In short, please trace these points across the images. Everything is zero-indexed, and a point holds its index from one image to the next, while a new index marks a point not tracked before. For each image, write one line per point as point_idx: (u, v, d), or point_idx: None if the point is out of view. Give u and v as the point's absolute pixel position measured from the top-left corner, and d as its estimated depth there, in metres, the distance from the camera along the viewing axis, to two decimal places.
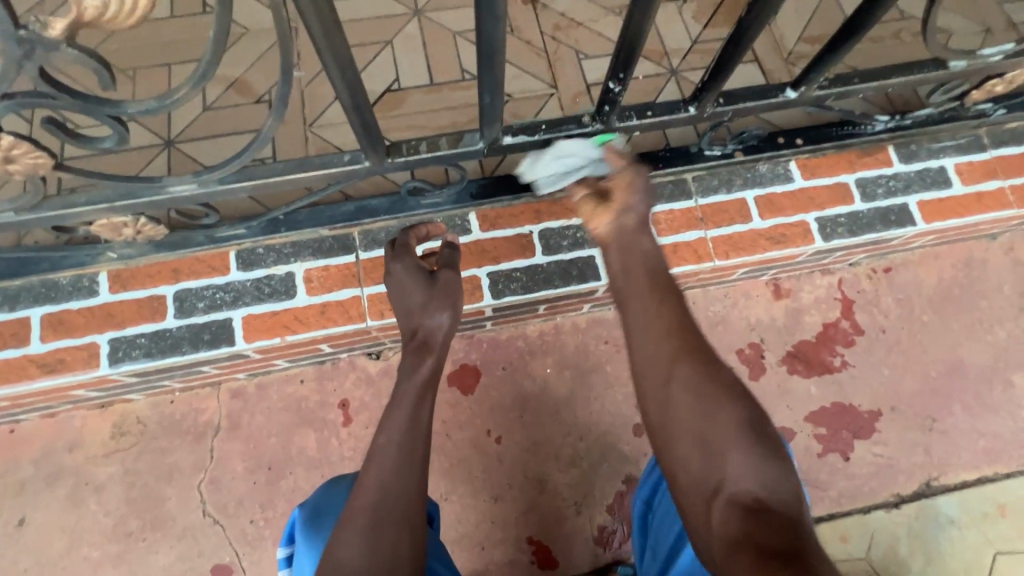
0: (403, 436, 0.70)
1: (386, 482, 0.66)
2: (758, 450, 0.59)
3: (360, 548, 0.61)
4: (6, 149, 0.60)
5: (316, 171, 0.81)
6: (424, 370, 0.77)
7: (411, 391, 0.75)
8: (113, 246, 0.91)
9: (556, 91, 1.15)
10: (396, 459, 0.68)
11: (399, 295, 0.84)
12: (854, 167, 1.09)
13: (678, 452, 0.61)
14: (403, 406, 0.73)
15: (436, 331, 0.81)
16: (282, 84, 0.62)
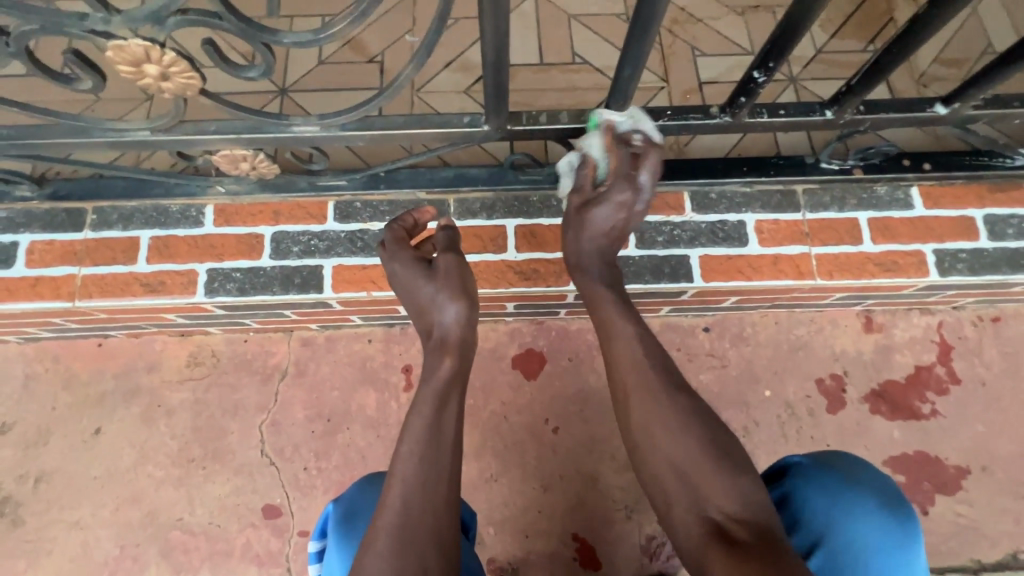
0: (423, 448, 0.67)
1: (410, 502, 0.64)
2: (745, 472, 0.64)
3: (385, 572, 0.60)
4: (166, 65, 0.62)
5: (434, 129, 0.81)
6: (439, 371, 0.74)
7: (434, 402, 0.71)
8: (223, 181, 0.95)
9: (666, 85, 1.12)
10: (418, 474, 0.66)
11: (408, 290, 0.81)
12: (983, 201, 1.00)
13: (659, 476, 0.67)
14: (425, 423, 0.69)
15: (448, 329, 0.76)
16: (433, 27, 0.62)
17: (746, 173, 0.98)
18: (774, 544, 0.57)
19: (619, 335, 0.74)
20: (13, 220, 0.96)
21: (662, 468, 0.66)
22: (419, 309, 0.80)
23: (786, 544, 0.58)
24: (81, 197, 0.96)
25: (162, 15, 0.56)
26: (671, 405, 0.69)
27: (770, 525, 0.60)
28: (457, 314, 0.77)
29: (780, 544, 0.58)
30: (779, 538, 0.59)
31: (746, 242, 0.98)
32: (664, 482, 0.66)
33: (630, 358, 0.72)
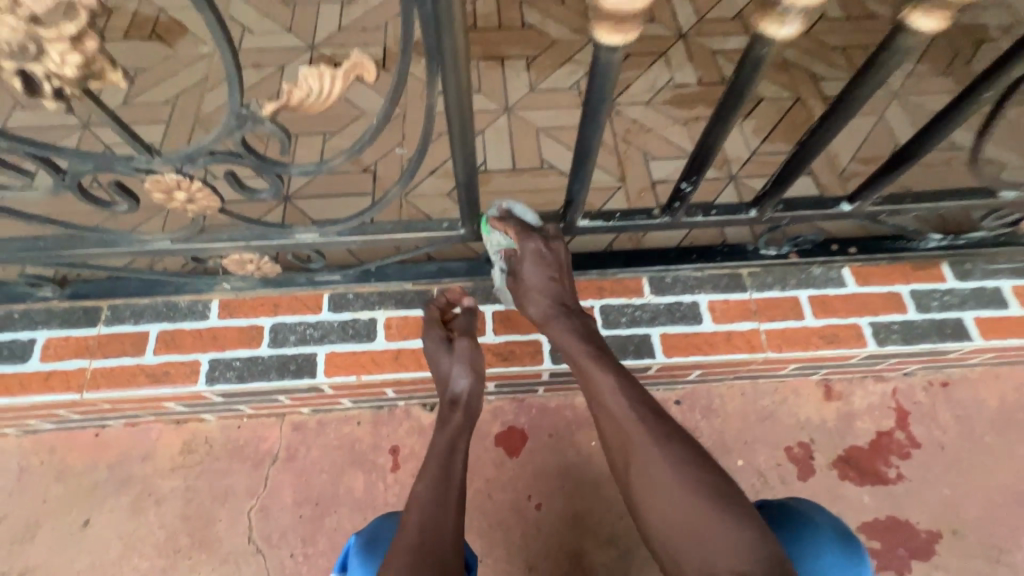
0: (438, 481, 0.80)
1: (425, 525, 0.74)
2: (753, 523, 0.68)
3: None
4: (192, 192, 0.75)
5: (418, 233, 0.94)
6: (450, 424, 0.89)
7: (446, 448, 0.86)
8: (229, 279, 1.06)
9: (623, 185, 1.28)
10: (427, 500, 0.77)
11: (439, 364, 0.97)
12: (908, 278, 1.13)
13: (671, 538, 0.71)
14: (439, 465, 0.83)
15: (460, 393, 0.91)
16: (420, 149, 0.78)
17: (695, 260, 1.11)
18: None
19: (603, 392, 0.83)
20: (34, 318, 1.06)
21: (668, 523, 0.71)
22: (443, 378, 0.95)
23: None
24: (98, 296, 1.06)
25: (195, 157, 0.70)
26: (662, 452, 0.75)
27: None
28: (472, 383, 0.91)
29: None
30: None
31: (701, 320, 1.09)
32: (672, 541, 0.71)
33: (617, 413, 0.80)
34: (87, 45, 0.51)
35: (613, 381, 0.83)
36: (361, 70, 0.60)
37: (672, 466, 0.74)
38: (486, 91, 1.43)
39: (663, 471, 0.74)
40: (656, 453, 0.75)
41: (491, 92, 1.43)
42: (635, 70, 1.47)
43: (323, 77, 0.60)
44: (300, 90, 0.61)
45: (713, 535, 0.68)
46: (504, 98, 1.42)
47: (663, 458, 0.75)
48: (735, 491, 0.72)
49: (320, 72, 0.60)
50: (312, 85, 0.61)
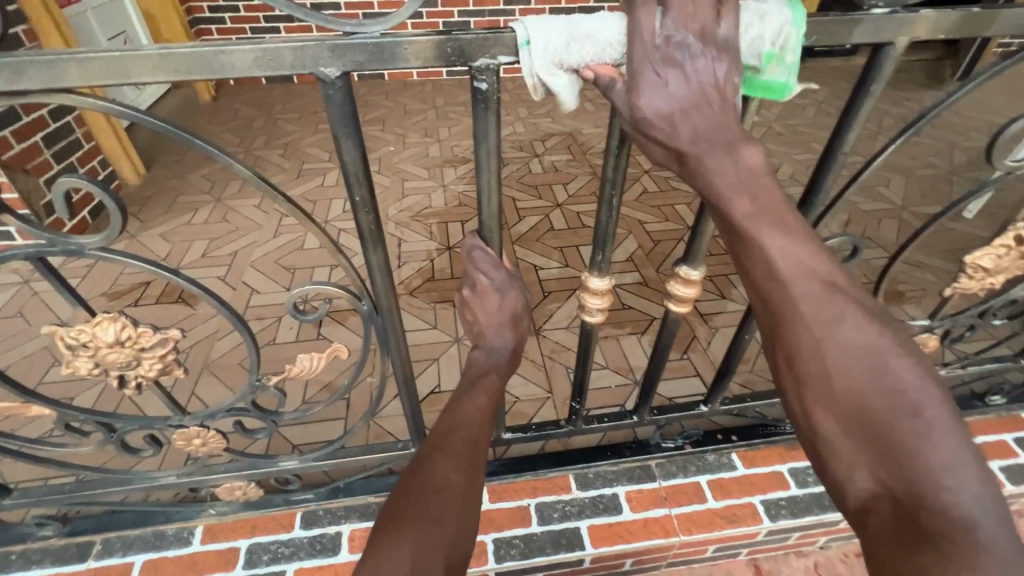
0: (466, 433, 0.81)
1: (442, 469, 0.75)
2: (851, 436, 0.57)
3: (430, 531, 0.67)
4: (207, 437, 1.02)
5: (379, 453, 1.19)
6: (477, 400, 0.85)
7: (467, 420, 0.83)
8: (216, 504, 1.23)
9: (551, 395, 1.60)
10: (464, 457, 0.77)
11: (474, 313, 0.87)
12: (785, 458, 1.39)
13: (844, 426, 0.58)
14: (460, 425, 0.82)
15: (490, 384, 0.88)
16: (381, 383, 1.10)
17: (609, 456, 1.35)
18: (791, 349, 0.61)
19: (785, 259, 0.59)
20: (30, 558, 1.18)
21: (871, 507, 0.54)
22: (467, 374, 0.89)
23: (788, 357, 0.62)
24: (93, 530, 1.21)
25: (216, 413, 0.98)
26: (889, 344, 0.57)
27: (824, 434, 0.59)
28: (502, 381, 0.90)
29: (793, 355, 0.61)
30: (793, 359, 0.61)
31: (621, 509, 1.28)
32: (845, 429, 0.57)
33: (812, 289, 0.59)
34: (168, 357, 0.84)
35: (792, 245, 0.59)
36: (337, 351, 0.95)
37: (890, 344, 0.57)
38: (441, 325, 1.84)
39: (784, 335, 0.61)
40: (867, 310, 0.59)
41: (445, 326, 1.84)
42: (555, 303, 1.93)
43: (313, 358, 0.95)
44: (299, 367, 0.94)
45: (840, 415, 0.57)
46: (455, 330, 1.82)
47: (905, 375, 0.55)
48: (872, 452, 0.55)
49: (312, 356, 0.95)
50: (306, 364, 0.94)
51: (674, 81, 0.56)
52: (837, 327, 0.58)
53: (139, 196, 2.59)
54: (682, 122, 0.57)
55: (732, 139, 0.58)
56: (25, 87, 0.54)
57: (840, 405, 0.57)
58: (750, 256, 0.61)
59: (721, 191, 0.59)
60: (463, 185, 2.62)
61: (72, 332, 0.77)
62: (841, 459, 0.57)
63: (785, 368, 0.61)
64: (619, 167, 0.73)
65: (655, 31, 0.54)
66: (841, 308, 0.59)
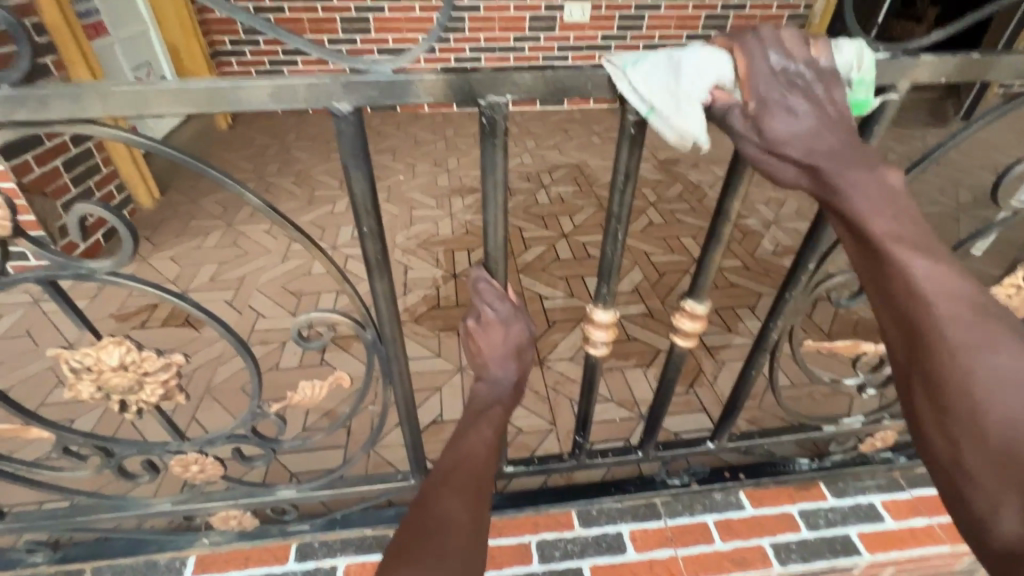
0: (467, 464, 0.78)
1: (442, 500, 0.72)
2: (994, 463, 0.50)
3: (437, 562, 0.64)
4: (204, 463, 1.00)
5: (378, 484, 1.17)
6: (480, 431, 0.83)
7: (469, 452, 0.80)
8: (210, 533, 1.21)
9: (554, 427, 1.57)
10: (466, 488, 0.75)
11: (476, 344, 0.86)
12: (795, 498, 1.35)
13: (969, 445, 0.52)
14: (464, 458, 0.79)
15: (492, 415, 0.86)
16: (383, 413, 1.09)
17: (613, 493, 1.32)
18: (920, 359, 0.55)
19: (928, 282, 0.54)
20: None
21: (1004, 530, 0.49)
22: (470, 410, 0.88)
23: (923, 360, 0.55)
24: (84, 558, 1.18)
25: (215, 439, 0.97)
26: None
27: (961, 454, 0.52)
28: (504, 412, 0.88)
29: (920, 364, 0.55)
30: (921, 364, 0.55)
31: (625, 549, 1.24)
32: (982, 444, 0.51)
33: (952, 308, 0.53)
34: (170, 382, 0.84)
35: (931, 266, 0.54)
36: (339, 379, 0.95)
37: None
38: (445, 354, 1.83)
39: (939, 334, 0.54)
40: (1014, 328, 0.53)
41: (449, 354, 1.83)
42: (560, 333, 1.92)
43: (315, 386, 0.94)
44: (301, 394, 0.94)
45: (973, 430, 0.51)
46: (459, 359, 1.81)
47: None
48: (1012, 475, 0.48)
49: (314, 383, 0.94)
50: (308, 391, 0.94)
51: (803, 109, 0.56)
52: (977, 349, 0.52)
53: (153, 219, 2.64)
54: (820, 138, 0.56)
55: (875, 158, 0.57)
56: (53, 118, 0.56)
57: (979, 437, 0.50)
58: (878, 273, 0.57)
59: (857, 211, 0.57)
60: (471, 214, 2.65)
61: (77, 355, 0.77)
62: (982, 493, 0.50)
63: (917, 390, 0.56)
64: (625, 201, 0.73)
65: (772, 63, 0.56)
66: (974, 333, 0.52)
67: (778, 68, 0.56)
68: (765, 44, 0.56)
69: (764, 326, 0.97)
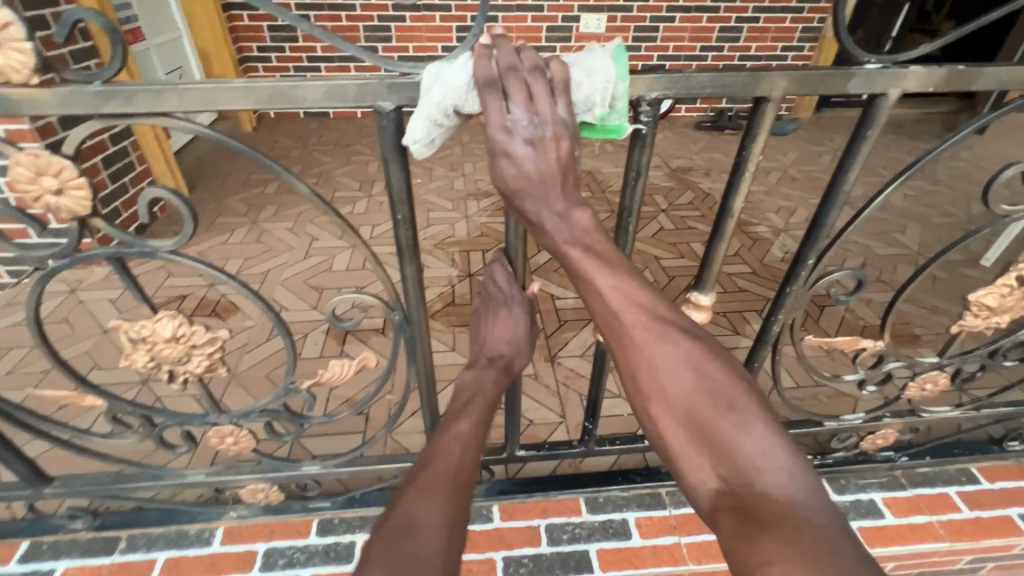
0: (451, 453, 0.77)
1: (426, 485, 0.70)
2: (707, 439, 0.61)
3: (423, 547, 0.61)
4: (238, 436, 1.08)
5: (396, 464, 1.23)
6: (462, 426, 0.82)
7: (453, 444, 0.79)
8: (237, 507, 1.28)
9: (564, 420, 1.63)
10: (451, 475, 0.73)
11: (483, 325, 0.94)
12: None
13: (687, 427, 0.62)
14: (449, 447, 0.78)
15: (477, 409, 0.87)
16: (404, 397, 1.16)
17: (620, 482, 1.37)
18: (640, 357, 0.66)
19: (601, 293, 0.67)
20: (60, 549, 1.23)
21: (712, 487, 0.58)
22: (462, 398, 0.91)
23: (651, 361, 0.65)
24: (120, 526, 1.26)
25: (250, 412, 1.04)
26: (673, 354, 0.64)
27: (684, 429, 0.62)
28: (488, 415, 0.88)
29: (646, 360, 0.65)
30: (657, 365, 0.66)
31: (631, 535, 1.29)
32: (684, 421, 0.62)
33: (613, 314, 0.67)
34: (215, 356, 0.91)
35: (613, 281, 0.67)
36: (367, 359, 1.02)
37: (709, 360, 0.63)
38: (460, 349, 1.90)
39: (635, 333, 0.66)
40: (671, 332, 0.65)
41: (463, 349, 1.90)
42: (571, 332, 1.98)
43: (345, 365, 1.01)
44: (331, 372, 1.01)
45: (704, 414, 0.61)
46: (473, 353, 1.88)
47: (697, 379, 0.62)
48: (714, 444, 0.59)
49: (344, 362, 1.01)
50: (338, 369, 1.01)
51: (526, 157, 0.64)
52: (662, 354, 0.64)
53: (181, 216, 2.75)
54: (532, 191, 0.66)
55: (569, 206, 0.68)
56: (135, 111, 0.64)
57: (671, 415, 0.62)
58: (581, 280, 0.69)
59: (557, 245, 0.69)
60: (486, 217, 2.73)
61: (135, 327, 0.85)
62: (688, 462, 0.61)
63: (631, 383, 0.66)
64: (635, 196, 0.80)
65: (504, 112, 0.61)
66: (650, 334, 0.65)
67: (503, 116, 0.61)
68: (544, 88, 0.62)
69: (767, 319, 1.02)
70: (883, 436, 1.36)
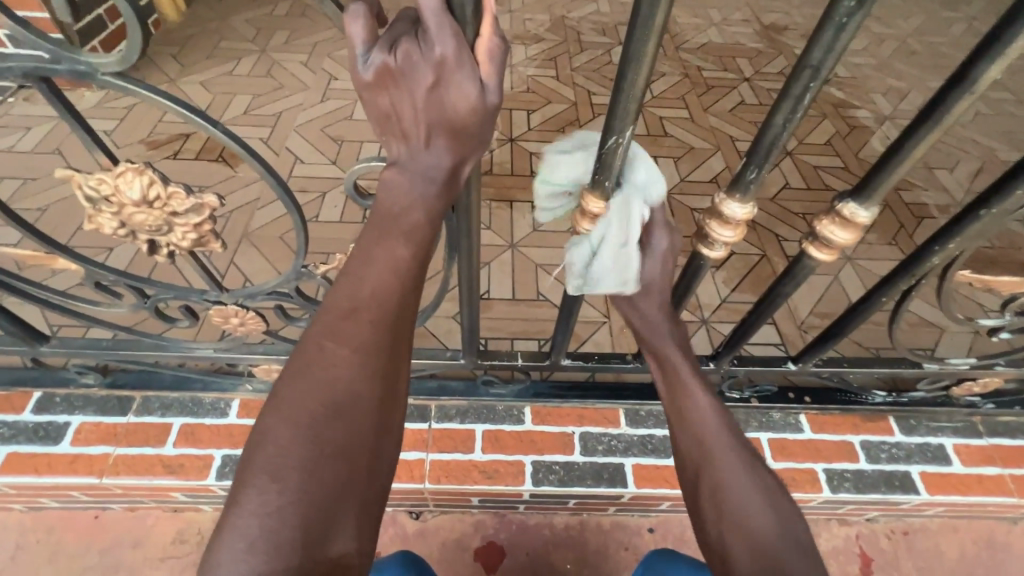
0: (381, 325, 0.46)
1: (335, 381, 0.43)
2: (762, 532, 0.64)
3: (300, 466, 0.40)
4: (244, 317, 0.93)
5: (424, 359, 1.11)
6: (417, 224, 0.51)
7: (387, 288, 0.48)
8: (253, 381, 1.19)
9: (608, 320, 1.47)
10: (381, 366, 0.45)
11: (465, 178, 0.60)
12: (858, 429, 1.26)
13: (741, 529, 0.65)
14: (375, 306, 0.47)
15: (461, 101, 0.49)
16: (434, 294, 0.95)
17: None
18: (704, 462, 0.70)
19: (695, 409, 0.73)
20: (73, 403, 1.18)
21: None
22: (431, 66, 0.47)
23: (716, 465, 0.69)
24: (134, 386, 1.19)
25: (256, 294, 0.87)
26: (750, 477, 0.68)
27: (738, 531, 0.65)
28: (485, 101, 0.49)
29: (709, 464, 0.70)
30: (717, 467, 0.69)
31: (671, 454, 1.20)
32: (738, 528, 0.65)
33: (703, 429, 0.72)
34: (203, 227, 0.71)
35: (709, 399, 0.75)
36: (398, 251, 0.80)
37: (778, 493, 0.68)
38: (495, 227, 1.68)
39: (697, 436, 0.72)
40: (743, 451, 0.71)
41: (499, 228, 1.68)
42: None
43: None
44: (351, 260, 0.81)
45: (757, 518, 0.65)
46: (510, 235, 1.66)
47: (767, 508, 0.66)
48: (770, 545, 0.63)
49: None
50: None
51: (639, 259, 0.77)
52: (734, 465, 0.69)
53: (180, 35, 2.35)
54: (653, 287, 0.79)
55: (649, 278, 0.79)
56: None
57: (742, 529, 0.65)
58: (673, 396, 0.77)
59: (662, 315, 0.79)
60: (534, 68, 2.28)
61: (90, 181, 0.63)
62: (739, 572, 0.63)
63: (703, 486, 0.69)
64: (835, 49, 0.50)
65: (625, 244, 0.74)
66: (733, 451, 0.70)
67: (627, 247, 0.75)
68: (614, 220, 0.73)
69: (925, 248, 0.77)
70: (982, 385, 1.18)
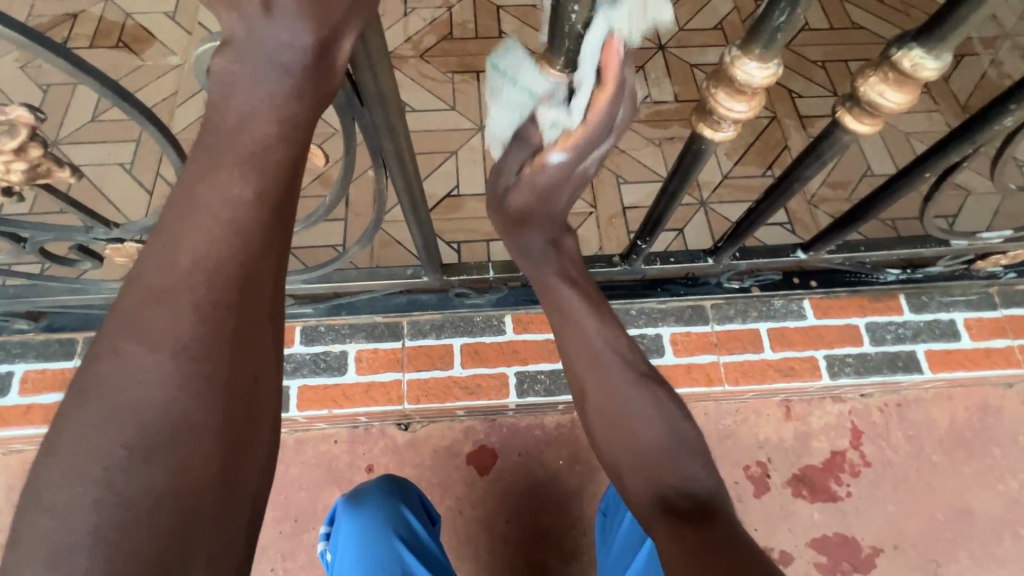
0: (207, 312, 0.35)
1: (140, 407, 0.33)
2: (649, 434, 0.67)
3: (103, 524, 0.30)
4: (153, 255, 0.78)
5: (384, 279, 0.98)
6: (265, 140, 0.38)
7: (212, 257, 0.36)
8: None
9: (595, 211, 1.32)
10: (213, 368, 0.35)
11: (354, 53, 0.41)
12: (865, 310, 1.17)
13: (626, 438, 0.67)
14: (198, 285, 0.36)
15: None
16: (376, 207, 0.77)
17: (658, 292, 1.14)
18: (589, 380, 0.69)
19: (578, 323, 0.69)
20: (10, 351, 1.07)
21: (641, 473, 0.66)
22: None
23: (602, 385, 0.69)
24: (74, 328, 1.08)
25: (153, 227, 0.71)
26: (639, 393, 0.68)
27: (625, 439, 0.67)
28: None
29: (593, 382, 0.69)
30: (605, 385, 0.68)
31: (663, 353, 1.13)
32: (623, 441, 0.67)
33: (589, 347, 0.69)
34: (31, 153, 0.52)
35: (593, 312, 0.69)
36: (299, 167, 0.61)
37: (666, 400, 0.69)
38: (461, 108, 1.43)
39: (579, 346, 0.69)
40: (628, 368, 0.70)
41: (466, 108, 1.43)
42: None
43: None
44: None
45: (644, 429, 0.67)
46: (479, 116, 1.42)
47: (653, 417, 0.68)
48: (656, 450, 0.66)
49: None
50: None
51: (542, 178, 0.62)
52: (616, 386, 0.68)
53: None
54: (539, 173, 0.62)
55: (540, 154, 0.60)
56: None
57: (631, 441, 0.67)
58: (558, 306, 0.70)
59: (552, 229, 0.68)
60: None
61: None
62: (630, 473, 0.67)
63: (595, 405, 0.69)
64: None
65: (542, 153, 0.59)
66: (621, 372, 0.69)
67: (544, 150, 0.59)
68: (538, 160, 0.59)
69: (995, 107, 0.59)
70: (1012, 256, 1.06)
